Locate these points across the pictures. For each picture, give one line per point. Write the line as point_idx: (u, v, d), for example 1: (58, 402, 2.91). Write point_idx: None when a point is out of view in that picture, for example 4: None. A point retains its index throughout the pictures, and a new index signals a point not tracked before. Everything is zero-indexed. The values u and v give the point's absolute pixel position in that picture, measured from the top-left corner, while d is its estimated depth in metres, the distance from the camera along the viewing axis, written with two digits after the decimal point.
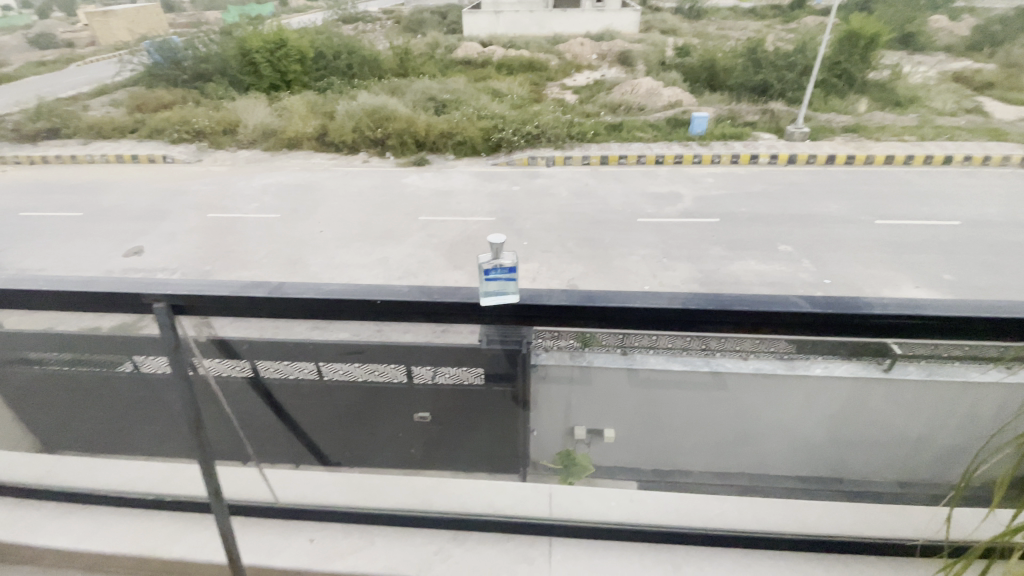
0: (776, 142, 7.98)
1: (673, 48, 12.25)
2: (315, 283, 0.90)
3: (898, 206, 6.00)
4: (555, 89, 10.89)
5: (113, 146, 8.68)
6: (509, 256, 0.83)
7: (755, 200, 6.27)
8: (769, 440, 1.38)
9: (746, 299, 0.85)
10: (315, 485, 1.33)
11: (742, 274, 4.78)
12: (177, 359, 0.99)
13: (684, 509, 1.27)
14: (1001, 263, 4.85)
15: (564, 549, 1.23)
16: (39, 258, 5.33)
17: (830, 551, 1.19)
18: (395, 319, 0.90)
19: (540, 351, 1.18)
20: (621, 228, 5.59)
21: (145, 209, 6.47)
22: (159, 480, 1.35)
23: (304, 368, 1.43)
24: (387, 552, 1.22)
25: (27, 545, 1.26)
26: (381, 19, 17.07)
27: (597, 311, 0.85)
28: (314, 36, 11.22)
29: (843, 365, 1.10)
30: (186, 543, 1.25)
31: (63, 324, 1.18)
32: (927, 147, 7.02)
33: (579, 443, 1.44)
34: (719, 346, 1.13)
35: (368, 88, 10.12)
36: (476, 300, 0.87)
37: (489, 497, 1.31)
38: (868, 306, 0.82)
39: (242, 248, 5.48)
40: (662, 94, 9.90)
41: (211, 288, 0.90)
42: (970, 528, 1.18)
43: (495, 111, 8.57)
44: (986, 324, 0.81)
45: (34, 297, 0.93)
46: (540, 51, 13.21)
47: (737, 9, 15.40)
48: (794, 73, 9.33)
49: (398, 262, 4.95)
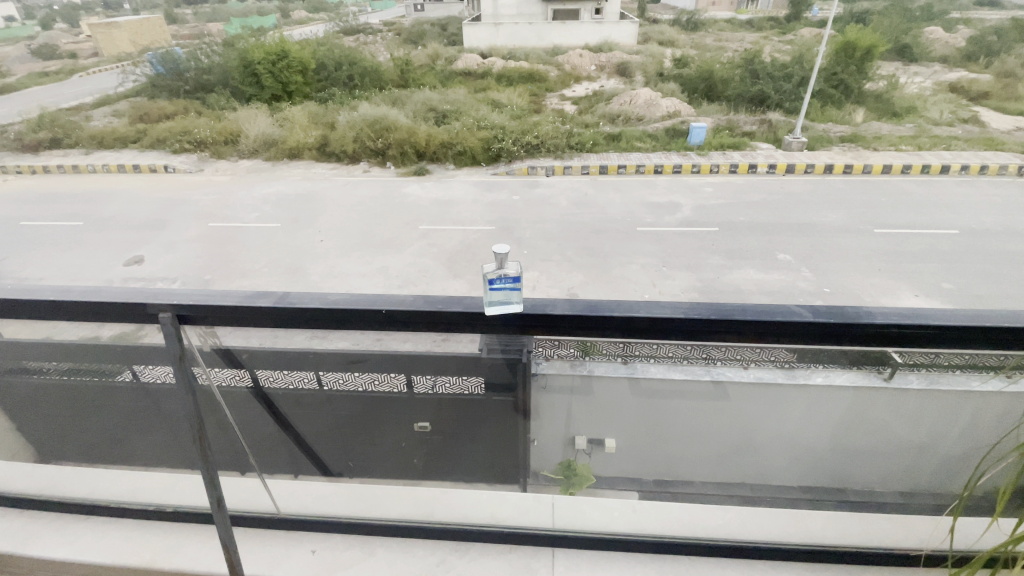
0: (774, 152, 8.04)
1: (670, 59, 12.41)
2: (319, 292, 0.90)
3: (896, 215, 6.04)
4: (554, 99, 10.99)
5: (114, 155, 8.75)
6: (514, 266, 0.84)
7: (754, 209, 6.31)
8: (770, 450, 1.37)
9: (749, 308, 0.85)
10: (318, 495, 1.32)
11: (742, 282, 4.80)
12: (182, 369, 0.99)
13: (688, 520, 1.27)
14: (1000, 270, 4.89)
15: (566, 561, 1.22)
16: (40, 267, 5.31)
17: (833, 562, 1.18)
18: (396, 329, 0.90)
19: (541, 360, 1.21)
20: (621, 238, 5.61)
21: (145, 219, 6.49)
22: (160, 490, 1.35)
23: (304, 378, 1.41)
24: (390, 563, 1.21)
25: (27, 557, 1.25)
26: (382, 32, 17.42)
27: (601, 319, 0.84)
28: (316, 48, 11.33)
29: (844, 374, 1.11)
30: (187, 554, 1.24)
31: (63, 333, 1.17)
32: (925, 158, 7.23)
33: (579, 453, 1.43)
34: (727, 356, 1.13)
35: (370, 99, 10.23)
36: (480, 309, 0.87)
37: (491, 507, 1.30)
38: (868, 314, 0.83)
39: (241, 257, 5.47)
40: (660, 104, 9.99)
41: (216, 298, 0.91)
42: (974, 537, 1.17)
43: (495, 122, 8.67)
44: (985, 332, 0.82)
45: (36, 309, 0.93)
46: (540, 62, 13.47)
47: (734, 23, 15.89)
48: (791, 84, 9.41)
49: (397, 271, 4.96)
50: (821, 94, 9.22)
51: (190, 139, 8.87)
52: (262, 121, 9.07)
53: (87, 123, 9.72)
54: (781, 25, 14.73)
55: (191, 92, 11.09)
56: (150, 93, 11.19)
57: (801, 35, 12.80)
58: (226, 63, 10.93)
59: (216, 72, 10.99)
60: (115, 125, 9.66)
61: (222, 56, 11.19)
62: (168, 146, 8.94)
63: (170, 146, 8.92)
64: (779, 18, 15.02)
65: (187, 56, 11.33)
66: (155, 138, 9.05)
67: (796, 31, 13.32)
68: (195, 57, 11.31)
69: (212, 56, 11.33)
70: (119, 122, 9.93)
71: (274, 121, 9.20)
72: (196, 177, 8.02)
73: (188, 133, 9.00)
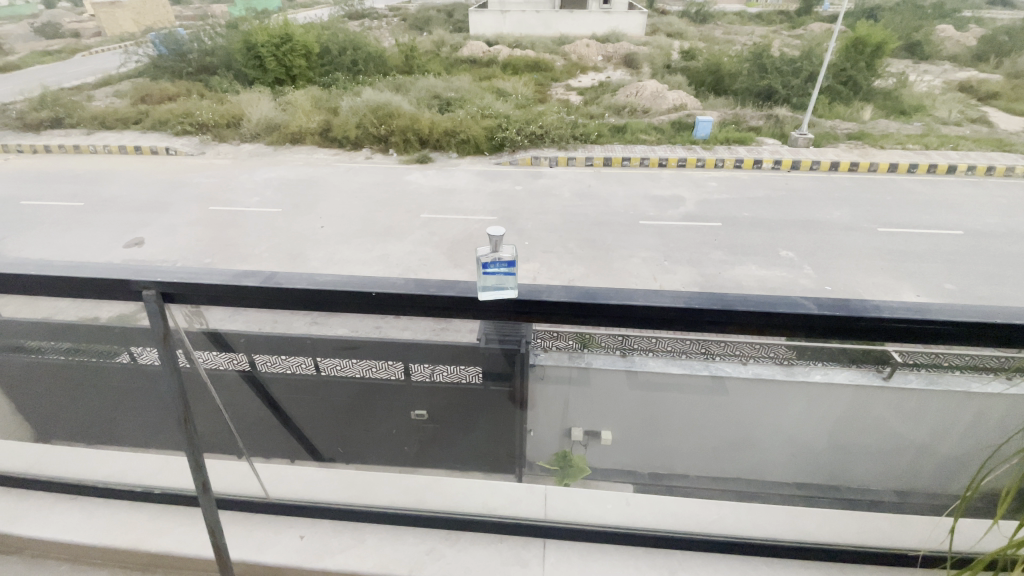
0: (779, 148, 7.94)
1: (678, 52, 12.36)
2: (307, 274, 0.89)
3: (901, 215, 5.98)
4: (560, 90, 10.89)
5: (115, 136, 8.67)
6: (509, 250, 0.84)
7: (758, 205, 6.27)
8: (770, 447, 1.38)
9: (752, 299, 0.83)
10: (309, 481, 1.31)
11: (743, 279, 4.75)
12: (166, 349, 0.96)
13: (681, 514, 1.25)
14: (1002, 272, 4.85)
15: (558, 553, 1.21)
16: (37, 246, 5.28)
17: (823, 559, 1.17)
18: (388, 313, 0.89)
19: (539, 351, 1.23)
20: (623, 231, 5.56)
21: (145, 201, 6.45)
22: (147, 472, 1.33)
23: (300, 363, 1.43)
24: (379, 550, 1.21)
25: (12, 536, 1.25)
26: (388, 17, 17.35)
27: (599, 307, 0.83)
28: (320, 32, 11.21)
29: (843, 372, 1.16)
30: (174, 536, 1.23)
31: (61, 312, 1.17)
32: (932, 157, 7.17)
33: (575, 444, 1.40)
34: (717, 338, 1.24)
35: (374, 84, 10.13)
36: (473, 294, 0.86)
37: (484, 497, 1.29)
38: (876, 309, 0.80)
39: (241, 241, 5.43)
40: (666, 97, 9.84)
41: (201, 275, 0.89)
42: (975, 539, 1.15)
43: (500, 110, 8.65)
44: (993, 330, 0.80)
45: (21, 284, 0.91)
46: (546, 52, 13.38)
47: (744, 16, 15.95)
48: (799, 79, 9.27)
49: (398, 259, 4.93)
50: (830, 90, 9.20)
51: (192, 122, 8.79)
52: (265, 105, 8.99)
53: (88, 104, 9.71)
54: (790, 21, 14.76)
55: (194, 73, 11.00)
56: (153, 74, 11.17)
57: (811, 31, 12.75)
58: (230, 45, 10.82)
59: (220, 54, 10.87)
60: (117, 105, 9.63)
61: (225, 39, 11.10)
62: (170, 128, 8.86)
63: (172, 128, 8.84)
64: (791, 15, 15.22)
65: (190, 37, 11.26)
66: (157, 120, 8.99)
67: (806, 28, 13.38)
68: (199, 39, 11.23)
69: (216, 38, 11.23)
70: (120, 102, 9.89)
71: (278, 105, 9.12)
72: (197, 160, 7.96)
73: (189, 115, 8.92)
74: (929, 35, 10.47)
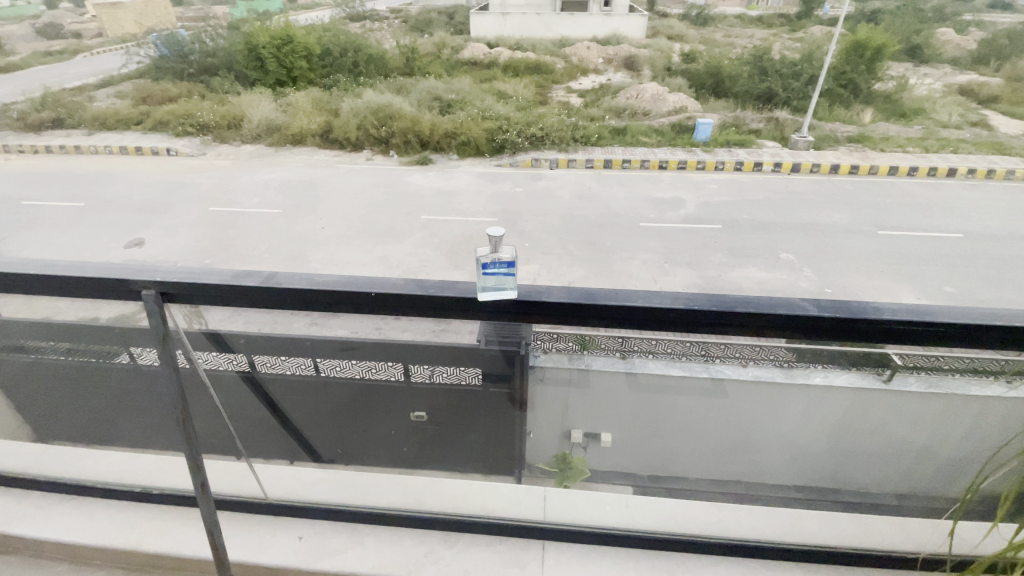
0: (780, 150, 7.95)
1: (679, 54, 12.38)
2: (307, 274, 0.89)
3: (901, 218, 5.98)
4: (560, 92, 10.90)
5: (116, 137, 8.67)
6: (508, 250, 0.83)
7: (758, 207, 6.27)
8: (768, 448, 1.39)
9: (753, 300, 0.83)
10: (308, 482, 1.30)
11: (743, 281, 4.74)
12: (165, 349, 0.96)
13: (680, 515, 1.25)
14: (1002, 275, 4.85)
15: (557, 555, 1.21)
16: (37, 246, 5.28)
17: (822, 561, 1.17)
18: (388, 313, 0.89)
19: (538, 353, 1.20)
20: (623, 233, 5.56)
21: (145, 202, 6.45)
22: (147, 472, 1.33)
23: (301, 364, 1.40)
24: (377, 551, 1.20)
25: (11, 536, 1.25)
26: (389, 19, 17.39)
27: (598, 308, 0.83)
28: (321, 34, 11.23)
29: (843, 375, 1.13)
30: (173, 537, 1.23)
31: (62, 312, 1.17)
32: (931, 160, 7.18)
33: (574, 446, 1.40)
34: (717, 341, 1.23)
35: (375, 86, 10.15)
36: (472, 295, 0.85)
37: (483, 498, 1.29)
38: (876, 311, 0.80)
39: (242, 242, 5.43)
40: (667, 100, 9.85)
41: (201, 275, 0.89)
42: (974, 542, 1.15)
43: (500, 112, 8.66)
44: (992, 332, 0.80)
45: (22, 284, 0.91)
46: (547, 54, 13.40)
47: (744, 19, 15.98)
48: (799, 82, 9.29)
49: (398, 260, 4.93)
50: (830, 94, 9.22)
51: (193, 122, 8.80)
52: (266, 106, 9.00)
53: (89, 104, 9.71)
54: (790, 24, 14.80)
55: (196, 75, 11.02)
56: (155, 75, 11.19)
57: (811, 34, 12.78)
58: (231, 46, 10.84)
59: (221, 55, 10.89)
60: (118, 106, 9.64)
61: (227, 40, 11.12)
62: (171, 128, 8.86)
63: (173, 129, 8.84)
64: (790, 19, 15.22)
65: (191, 39, 11.28)
66: (158, 121, 8.99)
67: (807, 31, 13.40)
68: (200, 40, 11.25)
69: (217, 40, 11.26)
70: (122, 103, 9.90)
71: (279, 106, 9.13)
72: (198, 161, 7.96)
73: (190, 116, 8.93)
74: (929, 39, 10.49)
